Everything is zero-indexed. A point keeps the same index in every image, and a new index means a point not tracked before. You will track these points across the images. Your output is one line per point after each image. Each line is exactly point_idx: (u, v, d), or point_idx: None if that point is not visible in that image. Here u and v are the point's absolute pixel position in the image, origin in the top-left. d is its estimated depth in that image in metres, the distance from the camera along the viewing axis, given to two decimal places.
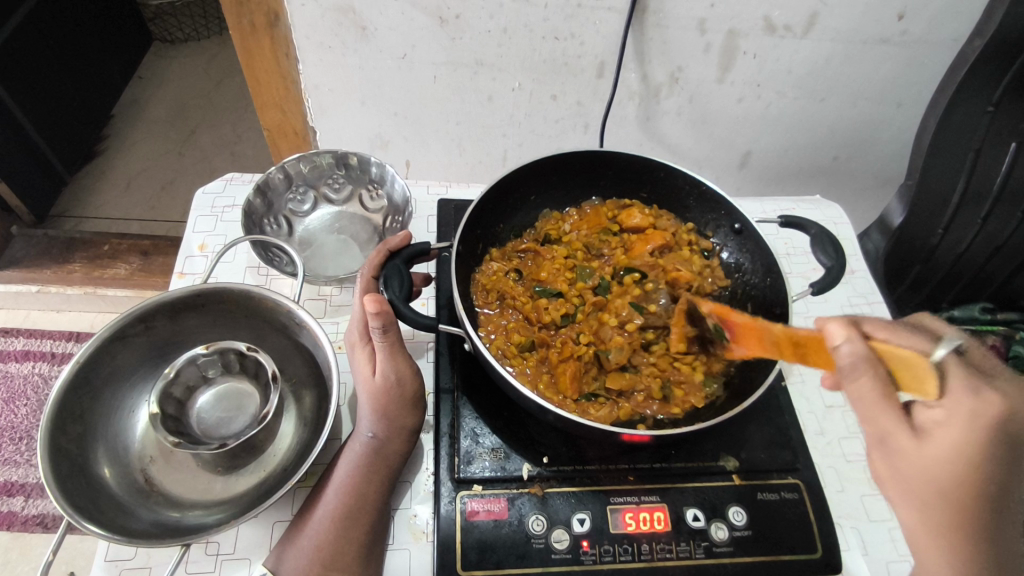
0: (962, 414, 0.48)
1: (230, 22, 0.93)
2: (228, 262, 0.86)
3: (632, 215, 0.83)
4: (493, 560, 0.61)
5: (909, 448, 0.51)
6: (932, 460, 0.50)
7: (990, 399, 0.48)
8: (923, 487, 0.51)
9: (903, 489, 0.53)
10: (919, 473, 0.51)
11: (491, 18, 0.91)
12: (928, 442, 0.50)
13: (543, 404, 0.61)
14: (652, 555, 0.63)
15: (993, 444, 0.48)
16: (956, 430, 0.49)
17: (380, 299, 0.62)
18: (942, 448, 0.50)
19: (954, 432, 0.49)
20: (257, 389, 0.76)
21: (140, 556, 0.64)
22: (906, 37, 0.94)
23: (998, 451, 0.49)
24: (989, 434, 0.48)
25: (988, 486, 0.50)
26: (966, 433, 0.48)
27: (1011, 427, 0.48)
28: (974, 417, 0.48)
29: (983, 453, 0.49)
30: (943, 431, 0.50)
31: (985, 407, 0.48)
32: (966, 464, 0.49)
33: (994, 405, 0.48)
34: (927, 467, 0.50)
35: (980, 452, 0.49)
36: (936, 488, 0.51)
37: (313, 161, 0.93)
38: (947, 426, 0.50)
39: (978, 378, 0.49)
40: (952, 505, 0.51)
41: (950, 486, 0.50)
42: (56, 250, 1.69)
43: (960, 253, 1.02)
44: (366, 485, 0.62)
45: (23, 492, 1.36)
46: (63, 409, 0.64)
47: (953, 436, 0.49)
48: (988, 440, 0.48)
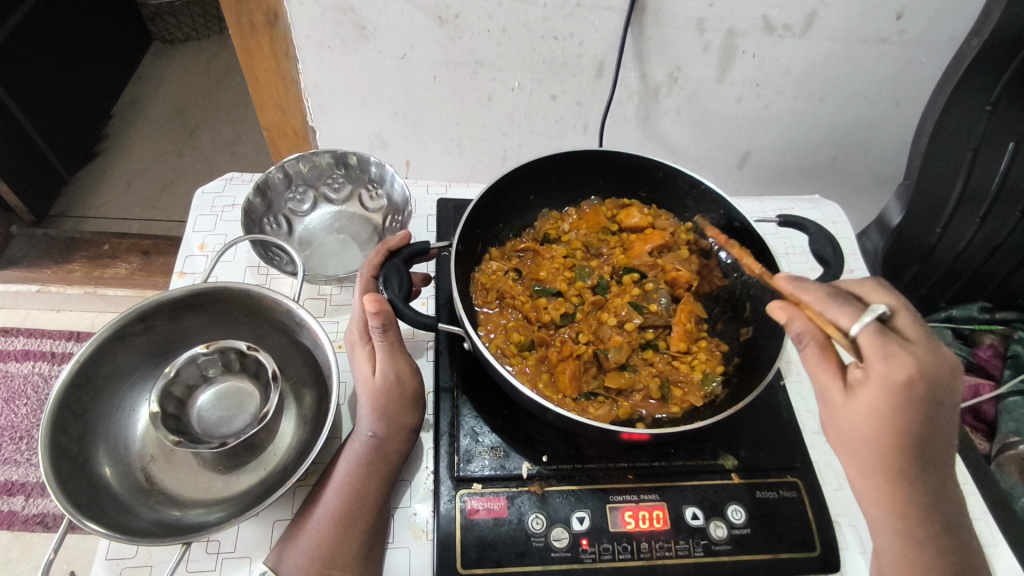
0: (875, 375, 0.51)
1: (230, 22, 0.93)
2: (227, 262, 0.87)
3: (631, 215, 0.83)
4: (493, 558, 0.62)
5: (838, 403, 0.55)
6: (859, 417, 0.54)
7: (897, 363, 0.50)
8: (856, 439, 0.55)
9: (841, 439, 0.57)
10: (850, 427, 0.55)
11: (490, 17, 0.92)
12: (852, 400, 0.54)
13: (543, 402, 0.62)
14: (651, 553, 0.63)
15: (909, 403, 0.51)
16: (874, 391, 0.52)
17: (379, 298, 0.63)
18: (864, 407, 0.53)
19: (872, 393, 0.52)
20: (257, 388, 0.76)
21: (141, 555, 0.65)
22: (904, 36, 0.94)
23: (916, 409, 0.51)
24: (900, 394, 0.51)
25: (917, 441, 0.53)
26: (877, 392, 0.51)
27: (927, 388, 0.50)
28: (886, 380, 0.51)
29: (901, 413, 0.51)
30: (861, 390, 0.53)
31: (893, 370, 0.50)
32: (887, 421, 0.52)
33: (903, 367, 0.50)
34: (854, 422, 0.54)
35: (899, 412, 0.51)
36: (864, 440, 0.54)
37: (313, 161, 0.93)
38: (864, 386, 0.53)
39: (894, 344, 0.51)
40: (882, 456, 0.54)
41: (878, 441, 0.53)
42: (56, 249, 1.69)
43: (960, 250, 1.03)
44: (367, 483, 0.62)
45: (23, 492, 1.36)
46: (64, 408, 0.64)
47: (872, 397, 0.52)
48: (904, 400, 0.51)
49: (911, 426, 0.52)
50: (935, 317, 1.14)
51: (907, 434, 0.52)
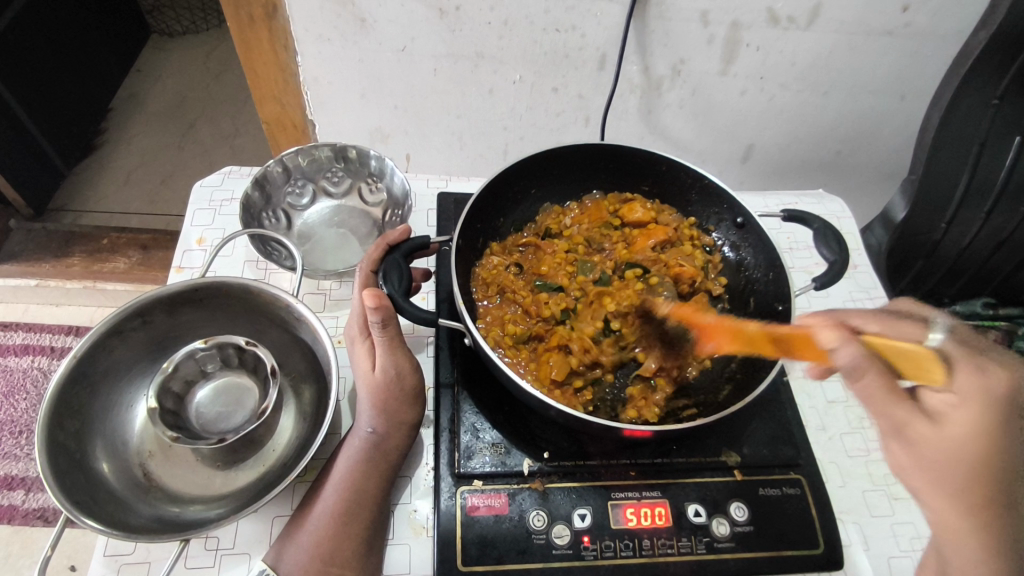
0: (976, 389, 0.51)
1: (228, 14, 0.92)
2: (225, 255, 0.86)
3: (633, 210, 0.82)
4: (493, 556, 0.61)
5: (927, 433, 0.51)
6: (952, 441, 0.51)
7: (996, 373, 0.51)
8: (945, 462, 0.51)
9: (925, 469, 0.52)
10: (940, 453, 0.51)
11: (491, 9, 0.90)
12: (945, 426, 0.51)
13: (545, 398, 0.61)
14: (652, 550, 0.63)
15: (1004, 414, 0.50)
16: (972, 410, 0.51)
17: (379, 293, 0.61)
18: (960, 431, 0.51)
19: (970, 411, 0.51)
20: (256, 384, 0.76)
21: (139, 551, 0.64)
22: (911, 29, 0.93)
23: (1009, 422, 0.50)
24: (1003, 409, 0.50)
25: (1007, 461, 0.51)
26: (981, 408, 0.50)
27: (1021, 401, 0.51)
28: (986, 391, 0.50)
29: (996, 427, 0.50)
30: (957, 412, 0.51)
31: (992, 382, 0.51)
32: (983, 440, 0.50)
33: (1002, 378, 0.51)
34: (948, 447, 0.51)
35: (997, 426, 0.50)
36: (952, 462, 0.51)
37: (312, 154, 0.92)
38: (960, 407, 0.51)
39: (982, 358, 0.52)
40: (971, 479, 0.51)
41: (969, 464, 0.51)
42: (54, 243, 1.69)
43: (963, 247, 1.02)
44: (366, 480, 0.61)
45: (23, 487, 1.36)
46: (61, 405, 0.63)
47: (968, 417, 0.51)
48: (1000, 413, 0.50)
49: (1005, 450, 0.51)
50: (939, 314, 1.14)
51: (997, 451, 0.51)
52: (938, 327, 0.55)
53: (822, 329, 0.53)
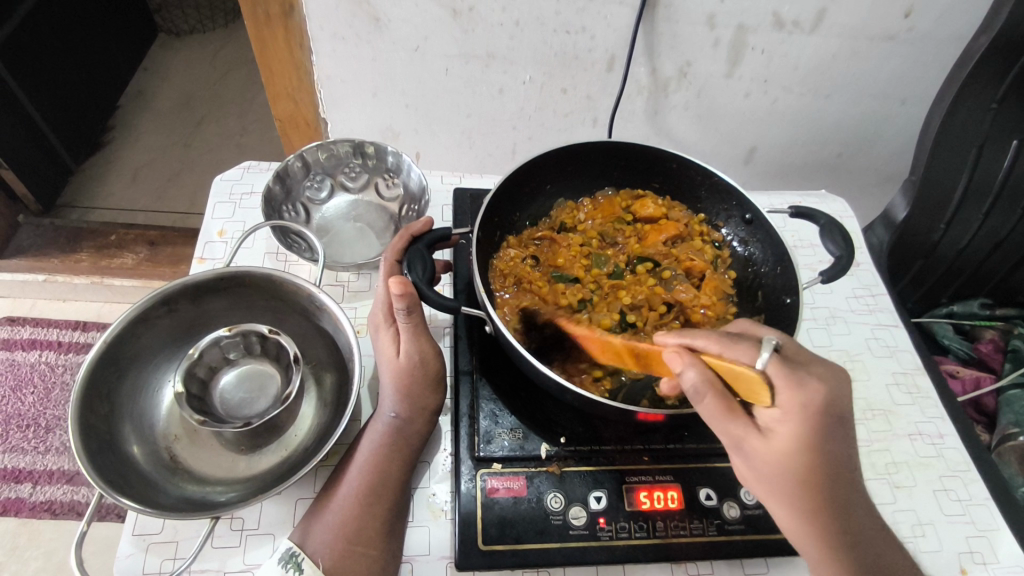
0: (795, 407, 0.52)
1: (246, 12, 0.94)
2: (247, 247, 0.88)
3: (645, 206, 0.85)
4: (513, 536, 0.63)
5: (758, 446, 0.54)
6: (781, 454, 0.54)
7: (810, 391, 0.52)
8: (778, 472, 0.55)
9: (764, 477, 0.56)
10: (775, 464, 0.54)
11: (503, 10, 0.93)
12: (772, 439, 0.54)
13: (563, 383, 0.63)
14: (666, 531, 0.65)
15: (825, 429, 0.53)
16: (792, 424, 0.53)
17: (404, 281, 0.63)
18: (784, 443, 0.53)
19: (793, 424, 0.53)
20: (278, 370, 0.78)
21: (167, 530, 0.66)
22: (911, 34, 0.95)
23: (829, 433, 0.53)
24: (818, 419, 0.52)
25: (834, 465, 0.54)
26: (800, 423, 0.52)
27: (835, 411, 0.53)
28: (804, 408, 0.52)
29: (818, 441, 0.53)
30: (782, 427, 0.54)
31: (809, 396, 0.52)
32: (808, 451, 0.53)
33: (816, 393, 0.52)
34: (782, 462, 0.54)
35: (817, 437, 0.53)
36: (783, 474, 0.54)
37: (331, 149, 0.94)
38: (785, 423, 0.53)
39: (801, 374, 0.52)
40: (809, 490, 0.55)
41: (801, 470, 0.54)
42: (63, 239, 1.71)
43: (961, 247, 1.06)
44: (390, 462, 0.64)
45: (31, 479, 1.37)
46: (91, 387, 0.65)
47: (791, 432, 0.53)
48: (821, 426, 0.53)
49: (828, 453, 0.54)
50: (936, 313, 1.18)
51: (826, 462, 0.54)
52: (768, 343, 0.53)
53: (668, 357, 0.55)
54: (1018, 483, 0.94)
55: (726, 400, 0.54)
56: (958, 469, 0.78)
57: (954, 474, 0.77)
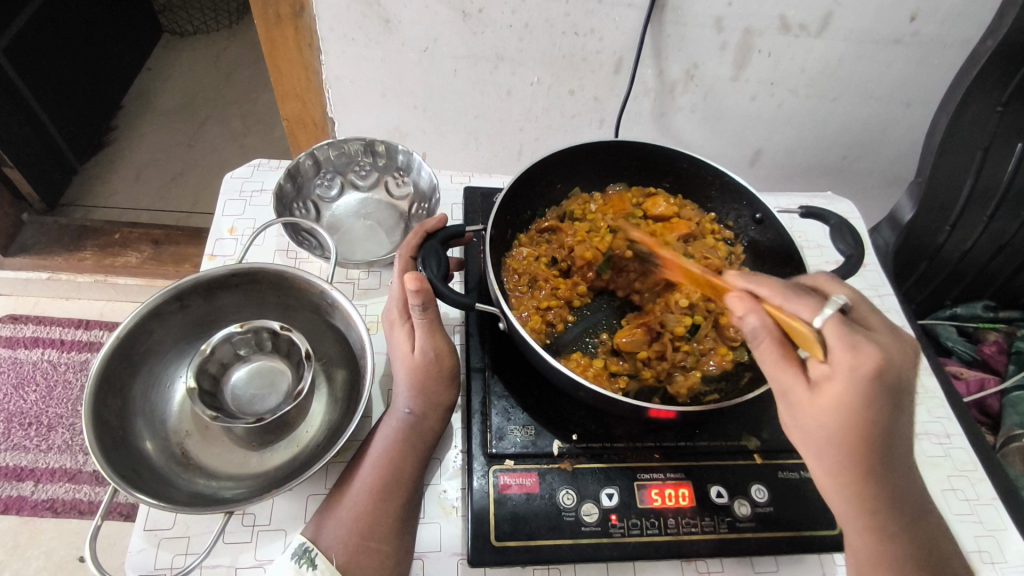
0: (845, 368, 0.50)
1: (256, 11, 0.95)
2: (257, 244, 0.88)
3: (657, 204, 0.85)
4: (525, 532, 0.63)
5: (804, 399, 0.53)
6: (825, 414, 0.52)
7: (864, 355, 0.49)
8: (823, 435, 0.53)
9: (806, 437, 0.54)
10: (818, 422, 0.52)
11: (512, 12, 0.93)
12: (818, 394, 0.52)
13: (577, 379, 0.63)
14: (677, 528, 0.65)
15: (879, 398, 0.50)
16: (840, 385, 0.50)
17: (420, 276, 0.63)
18: (830, 401, 0.51)
19: (840, 385, 0.50)
20: (289, 367, 0.78)
21: (179, 526, 0.66)
22: (916, 38, 0.96)
23: (885, 402, 0.50)
24: (871, 385, 0.49)
25: (885, 434, 0.52)
26: (849, 384, 0.50)
27: (892, 379, 0.50)
28: (853, 372, 0.49)
29: (869, 407, 0.50)
30: (829, 385, 0.51)
31: (862, 359, 0.49)
32: (858, 416, 0.50)
33: (872, 358, 0.49)
34: (825, 420, 0.52)
35: (869, 404, 0.50)
36: (828, 434, 0.52)
37: (342, 148, 0.95)
38: (832, 381, 0.51)
39: (858, 337, 0.50)
40: (854, 454, 0.53)
41: (848, 434, 0.51)
42: (66, 239, 1.67)
43: (965, 250, 1.06)
44: (404, 458, 0.64)
45: (32, 478, 1.37)
46: (104, 382, 0.65)
47: (838, 391, 0.50)
48: (876, 394, 0.50)
49: (876, 421, 0.51)
50: (939, 316, 1.19)
51: (877, 429, 0.51)
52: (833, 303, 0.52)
53: (729, 299, 0.57)
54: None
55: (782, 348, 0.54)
56: (966, 468, 0.79)
57: (962, 474, 0.78)
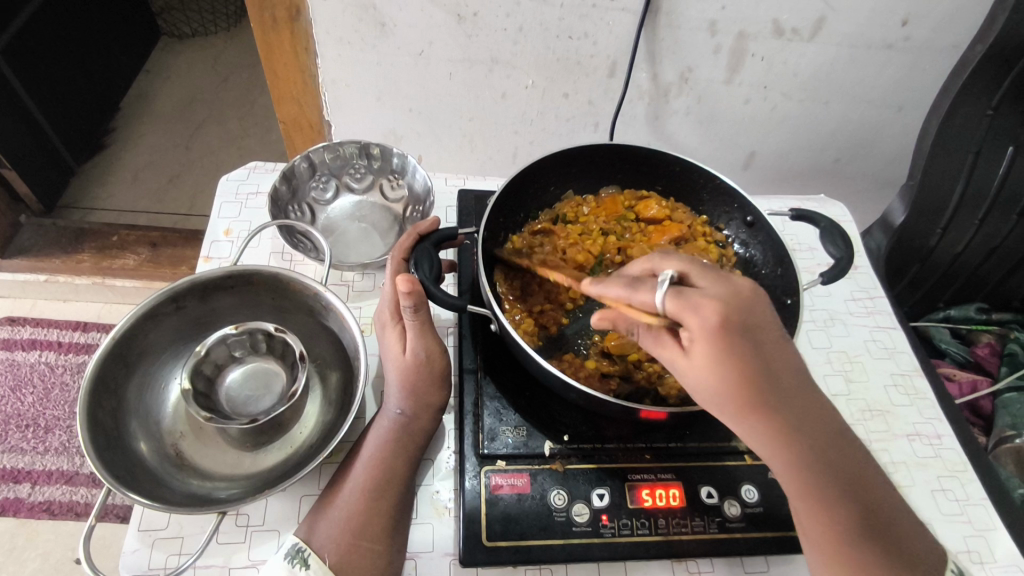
0: (698, 330, 0.48)
1: (253, 15, 0.95)
2: (253, 246, 0.89)
3: (649, 207, 0.86)
4: (517, 532, 0.64)
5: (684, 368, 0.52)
6: (702, 375, 0.50)
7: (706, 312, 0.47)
8: (714, 393, 0.51)
9: (705, 398, 0.53)
10: (702, 381, 0.51)
11: (507, 16, 0.94)
12: (693, 359, 0.50)
13: (568, 381, 0.64)
14: (668, 529, 0.65)
15: (737, 341, 0.48)
16: (703, 346, 0.48)
17: (411, 278, 0.64)
18: (703, 361, 0.49)
19: (703, 346, 0.48)
20: (283, 369, 0.78)
21: (173, 526, 0.66)
22: (908, 42, 0.97)
23: (746, 344, 0.48)
24: (723, 334, 0.47)
25: (762, 367, 0.50)
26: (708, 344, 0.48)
27: (735, 319, 0.48)
28: (704, 330, 0.48)
29: (736, 357, 0.48)
30: (695, 350, 0.49)
31: (704, 316, 0.47)
32: (729, 366, 0.48)
33: (713, 310, 0.47)
34: (707, 378, 0.50)
35: (731, 352, 0.48)
36: (718, 395, 0.51)
37: (337, 151, 0.94)
38: (697, 346, 0.49)
39: (695, 297, 0.48)
40: (750, 406, 0.51)
41: (733, 384, 0.49)
42: (65, 238, 1.69)
43: (957, 253, 1.07)
44: (395, 459, 0.64)
45: (30, 479, 1.37)
46: (99, 383, 0.66)
47: (706, 352, 0.49)
48: (732, 341, 0.48)
49: (748, 362, 0.49)
50: (934, 318, 1.20)
51: (752, 369, 0.49)
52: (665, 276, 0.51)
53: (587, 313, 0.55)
54: (1015, 485, 0.95)
55: (653, 329, 0.54)
56: (956, 469, 0.79)
57: (952, 475, 0.78)
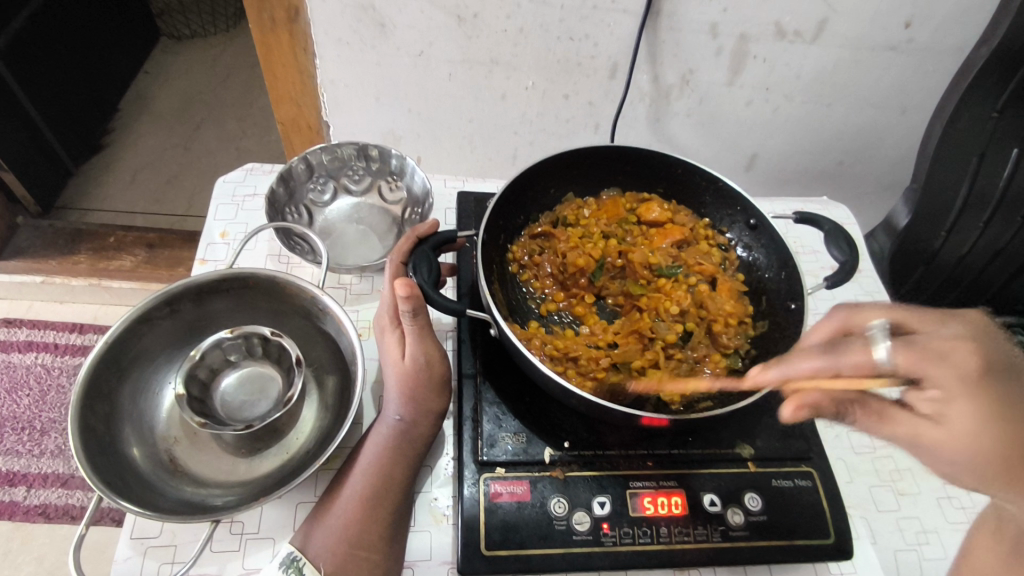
0: (951, 382, 0.50)
1: (252, 18, 0.95)
2: (249, 249, 0.88)
3: (651, 210, 0.85)
4: (516, 540, 0.63)
5: (941, 442, 0.51)
6: (964, 437, 0.49)
7: (955, 360, 0.51)
8: (971, 458, 0.50)
9: (957, 468, 0.51)
10: (965, 450, 0.50)
11: (507, 17, 0.93)
12: (951, 426, 0.50)
13: (568, 387, 0.63)
14: (670, 537, 0.64)
15: (1004, 390, 0.50)
16: (959, 400, 0.50)
17: (410, 283, 0.63)
18: (967, 425, 0.49)
19: (962, 402, 0.50)
20: (279, 373, 0.77)
21: (165, 534, 0.65)
22: (912, 44, 0.96)
23: (1010, 389, 0.50)
24: (984, 386, 0.50)
25: None
26: (971, 398, 0.49)
27: (998, 368, 0.51)
28: (961, 379, 0.50)
29: (1005, 407, 0.49)
30: (950, 409, 0.50)
31: (958, 365, 0.51)
32: (997, 425, 0.49)
33: (962, 357, 0.51)
34: (973, 444, 0.49)
35: (1003, 404, 0.49)
36: (987, 461, 0.50)
37: (335, 152, 0.94)
38: (950, 403, 0.50)
39: (930, 345, 0.52)
40: (1013, 468, 0.50)
41: (1000, 445, 0.49)
42: (61, 241, 1.67)
43: (961, 256, 1.05)
44: (393, 466, 0.63)
45: (25, 483, 1.36)
46: (92, 389, 0.64)
47: (966, 410, 0.49)
48: (994, 390, 0.50)
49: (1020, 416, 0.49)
50: None
51: (1023, 427, 0.49)
52: (875, 331, 0.56)
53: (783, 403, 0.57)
54: None
55: (871, 407, 0.54)
56: None
57: None
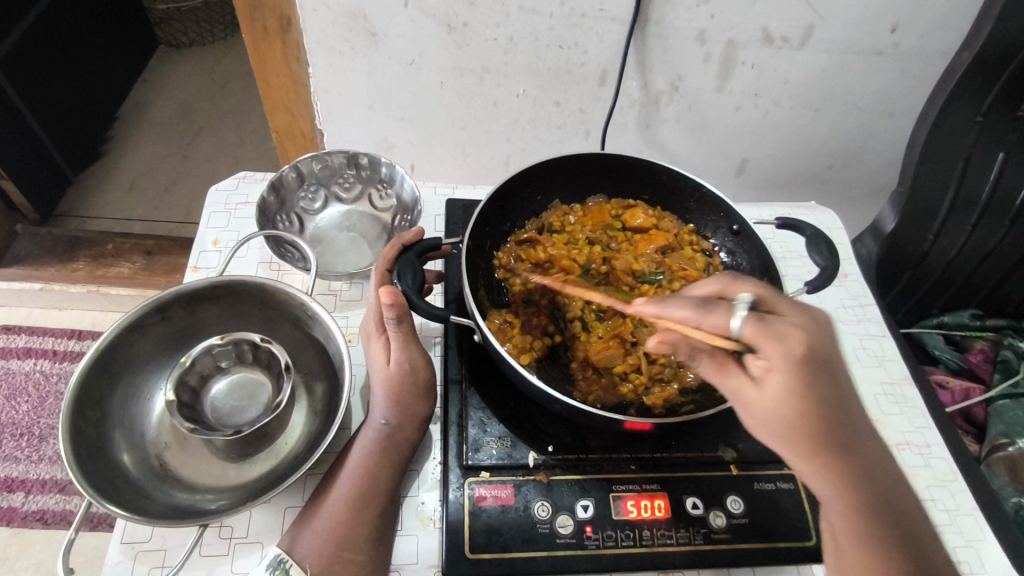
0: (777, 357, 0.51)
1: (244, 27, 0.96)
2: (240, 256, 0.89)
3: (636, 216, 0.87)
4: (500, 544, 0.64)
5: (754, 398, 0.54)
6: (771, 402, 0.53)
7: (790, 339, 0.51)
8: (774, 419, 0.54)
9: (762, 427, 0.56)
10: (767, 410, 0.54)
11: (497, 26, 0.95)
12: (764, 389, 0.53)
13: (551, 393, 0.64)
14: (652, 540, 0.65)
15: (814, 373, 0.52)
16: (778, 373, 0.52)
17: (394, 290, 0.64)
18: (776, 393, 0.53)
19: (779, 374, 0.52)
20: (269, 379, 0.78)
21: (155, 538, 0.66)
22: (897, 49, 0.97)
23: (820, 376, 0.52)
24: (804, 366, 0.51)
25: (826, 402, 0.53)
26: (785, 372, 0.51)
27: (820, 354, 0.52)
28: (786, 356, 0.51)
29: (810, 385, 0.52)
30: (769, 378, 0.53)
31: (791, 344, 0.51)
32: (797, 397, 0.52)
33: (796, 340, 0.51)
34: (776, 408, 0.53)
35: (808, 384, 0.52)
36: (786, 423, 0.54)
37: (325, 161, 0.95)
38: (772, 374, 0.52)
39: (776, 325, 0.52)
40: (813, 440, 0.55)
41: (795, 414, 0.53)
42: (61, 248, 1.69)
43: (950, 258, 1.07)
44: (378, 469, 0.64)
45: (23, 488, 1.37)
46: (83, 395, 0.66)
47: (780, 379, 0.52)
48: (808, 370, 0.51)
49: (817, 391, 0.52)
50: (927, 325, 1.19)
51: (821, 402, 0.52)
52: (741, 303, 0.53)
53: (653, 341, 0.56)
54: (1008, 494, 0.95)
55: (716, 356, 0.57)
56: (945, 478, 0.79)
57: (941, 484, 0.78)
